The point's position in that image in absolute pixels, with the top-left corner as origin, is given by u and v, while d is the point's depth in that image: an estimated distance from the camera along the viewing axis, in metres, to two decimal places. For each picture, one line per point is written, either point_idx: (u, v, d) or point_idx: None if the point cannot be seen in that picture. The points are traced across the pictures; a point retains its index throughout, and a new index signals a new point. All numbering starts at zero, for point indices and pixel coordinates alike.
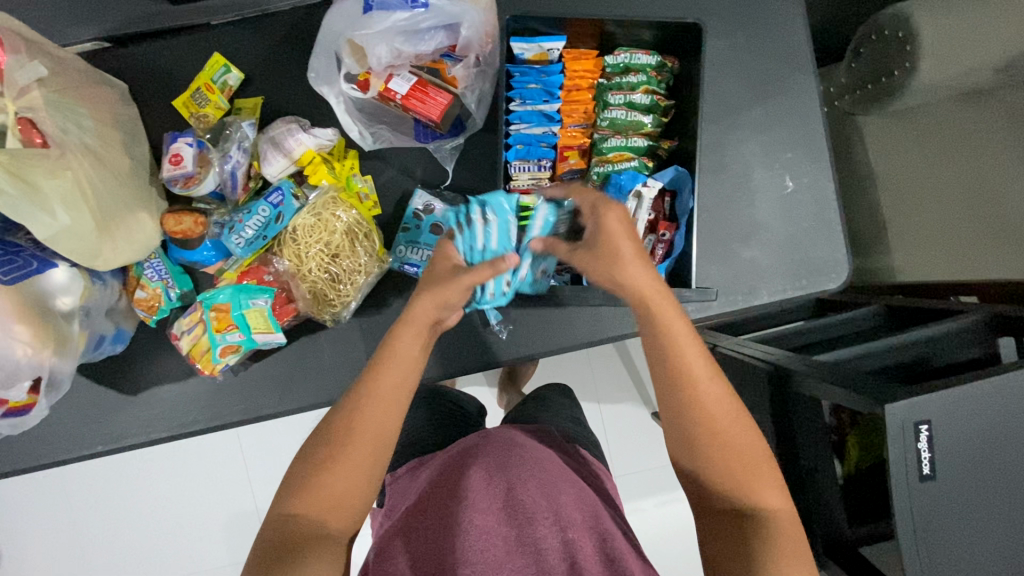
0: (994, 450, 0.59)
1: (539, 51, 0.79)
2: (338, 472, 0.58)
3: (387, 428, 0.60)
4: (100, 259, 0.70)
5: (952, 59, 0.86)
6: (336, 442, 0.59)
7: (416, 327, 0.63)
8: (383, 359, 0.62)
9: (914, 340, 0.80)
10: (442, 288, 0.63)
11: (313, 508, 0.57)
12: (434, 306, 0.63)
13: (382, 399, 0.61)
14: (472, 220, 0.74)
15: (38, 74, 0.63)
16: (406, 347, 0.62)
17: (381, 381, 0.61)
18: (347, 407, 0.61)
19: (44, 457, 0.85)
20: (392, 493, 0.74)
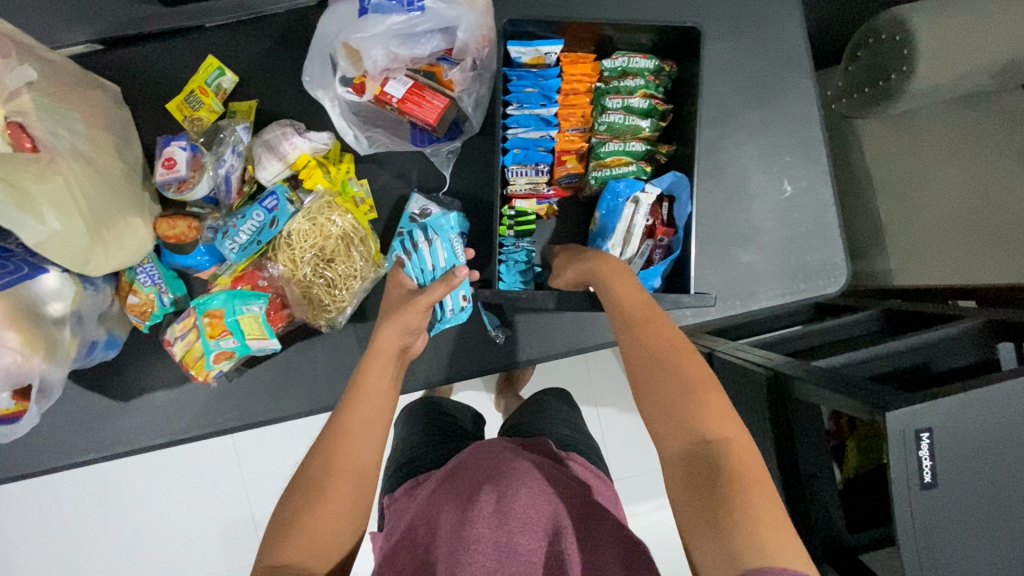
0: (995, 457, 0.59)
1: (537, 55, 0.78)
2: (323, 509, 0.56)
3: (365, 460, 0.60)
4: (90, 266, 0.69)
5: (949, 64, 0.86)
6: (315, 486, 0.57)
7: (383, 357, 0.66)
8: (354, 390, 0.64)
9: (915, 345, 0.80)
10: (402, 316, 0.68)
11: (299, 552, 0.54)
12: (397, 333, 0.68)
13: (356, 431, 0.61)
14: (418, 245, 0.78)
15: (27, 77, 0.62)
16: (375, 380, 0.64)
17: (355, 413, 0.62)
18: (325, 444, 0.60)
19: (35, 465, 0.84)
20: (389, 514, 0.72)
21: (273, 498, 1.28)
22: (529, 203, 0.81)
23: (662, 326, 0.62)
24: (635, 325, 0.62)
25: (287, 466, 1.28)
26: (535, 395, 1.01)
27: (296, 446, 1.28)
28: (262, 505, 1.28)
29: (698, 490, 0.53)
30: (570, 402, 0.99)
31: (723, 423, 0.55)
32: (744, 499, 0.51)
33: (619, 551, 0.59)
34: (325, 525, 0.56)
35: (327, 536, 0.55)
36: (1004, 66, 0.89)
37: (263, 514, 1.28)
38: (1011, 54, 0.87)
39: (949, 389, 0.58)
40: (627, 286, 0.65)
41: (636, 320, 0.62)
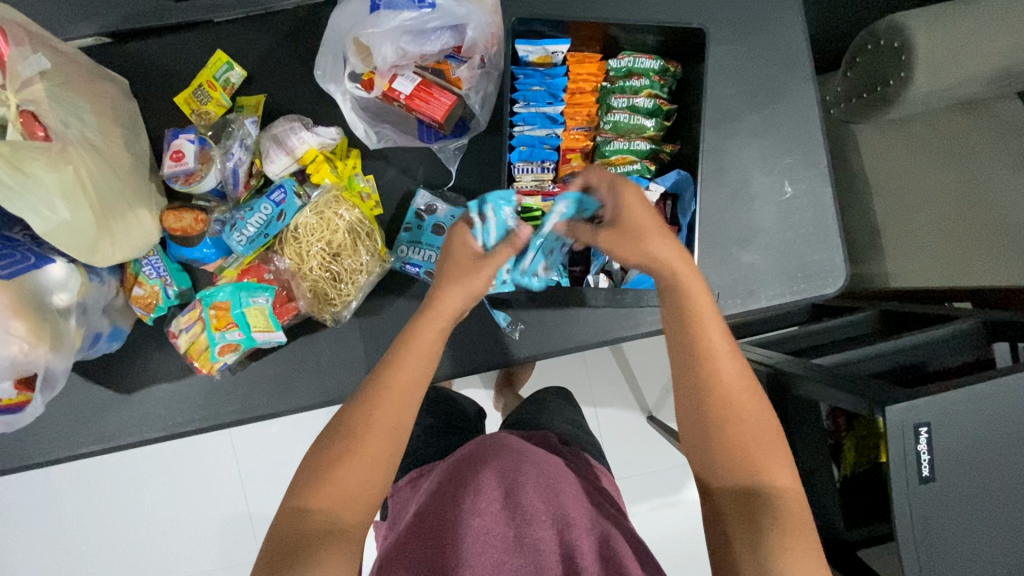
0: (990, 453, 0.60)
1: (543, 54, 0.80)
2: (354, 462, 0.57)
3: (402, 421, 0.59)
4: (97, 255, 0.70)
5: (946, 70, 0.87)
6: (354, 437, 0.57)
7: (443, 321, 0.63)
8: (403, 350, 0.61)
9: (912, 344, 0.81)
10: (469, 280, 0.64)
11: (329, 501, 0.55)
12: (462, 298, 0.63)
13: (402, 389, 0.60)
14: (482, 217, 0.69)
15: (41, 67, 0.63)
16: (425, 339, 0.61)
17: (401, 372, 0.60)
18: (365, 399, 0.59)
19: (36, 456, 0.84)
20: (393, 505, 0.73)
21: (271, 494, 1.28)
22: (535, 199, 0.80)
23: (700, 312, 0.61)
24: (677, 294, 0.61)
25: (285, 463, 1.28)
26: (535, 393, 1.01)
27: (295, 443, 1.28)
28: (260, 502, 1.28)
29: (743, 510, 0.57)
30: (571, 400, 1.00)
31: (763, 437, 0.59)
32: (787, 519, 0.55)
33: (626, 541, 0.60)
34: (357, 478, 0.56)
35: (332, 526, 0.54)
36: (999, 73, 0.91)
37: (260, 511, 1.28)
38: (1007, 61, 0.89)
39: (946, 386, 0.59)
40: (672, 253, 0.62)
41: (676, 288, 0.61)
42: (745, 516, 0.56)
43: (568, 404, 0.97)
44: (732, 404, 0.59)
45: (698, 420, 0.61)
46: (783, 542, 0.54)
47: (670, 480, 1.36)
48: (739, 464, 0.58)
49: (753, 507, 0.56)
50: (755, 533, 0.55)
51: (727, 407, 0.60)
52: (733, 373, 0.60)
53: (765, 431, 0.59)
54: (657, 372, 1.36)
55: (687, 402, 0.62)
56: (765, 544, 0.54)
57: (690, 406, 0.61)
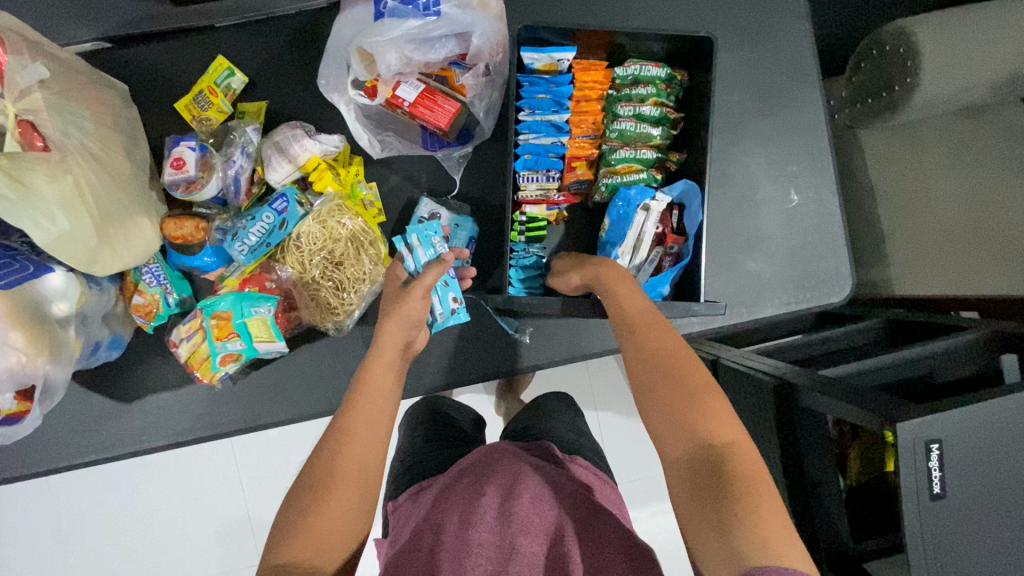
0: (1002, 469, 0.60)
1: (549, 61, 0.78)
2: (327, 510, 0.55)
3: (369, 462, 0.59)
4: (96, 266, 0.69)
5: (953, 76, 0.87)
6: (320, 487, 0.56)
7: (389, 355, 0.65)
8: (358, 394, 0.63)
9: (920, 355, 0.80)
10: (402, 307, 0.67)
11: (306, 552, 0.53)
12: (400, 328, 0.67)
13: (359, 431, 0.60)
14: (410, 249, 0.74)
15: (39, 76, 0.61)
16: (379, 377, 0.64)
17: (359, 414, 0.61)
18: (329, 444, 0.59)
19: (35, 466, 0.83)
20: (394, 521, 0.71)
21: (272, 500, 1.27)
22: (539, 209, 0.81)
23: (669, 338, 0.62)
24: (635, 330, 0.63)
25: (286, 468, 1.27)
26: (538, 399, 1.01)
27: (296, 449, 1.27)
28: (260, 508, 1.27)
29: (702, 494, 0.52)
30: (573, 407, 0.99)
31: (731, 429, 0.56)
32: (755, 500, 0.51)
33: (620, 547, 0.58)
34: (334, 522, 0.55)
35: (326, 543, 0.54)
36: (1006, 79, 0.90)
37: (261, 516, 1.27)
38: (1014, 68, 0.88)
39: (956, 402, 0.58)
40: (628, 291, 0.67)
41: (636, 324, 0.64)
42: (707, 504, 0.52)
43: (573, 413, 0.96)
44: (698, 403, 0.57)
45: (665, 421, 0.58)
46: (746, 531, 0.49)
47: None
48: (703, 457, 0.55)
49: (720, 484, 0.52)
50: (718, 521, 0.50)
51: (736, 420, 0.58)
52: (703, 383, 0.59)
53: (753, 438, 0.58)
54: None
55: (651, 405, 0.59)
56: (729, 532, 0.49)
57: (659, 413, 0.58)
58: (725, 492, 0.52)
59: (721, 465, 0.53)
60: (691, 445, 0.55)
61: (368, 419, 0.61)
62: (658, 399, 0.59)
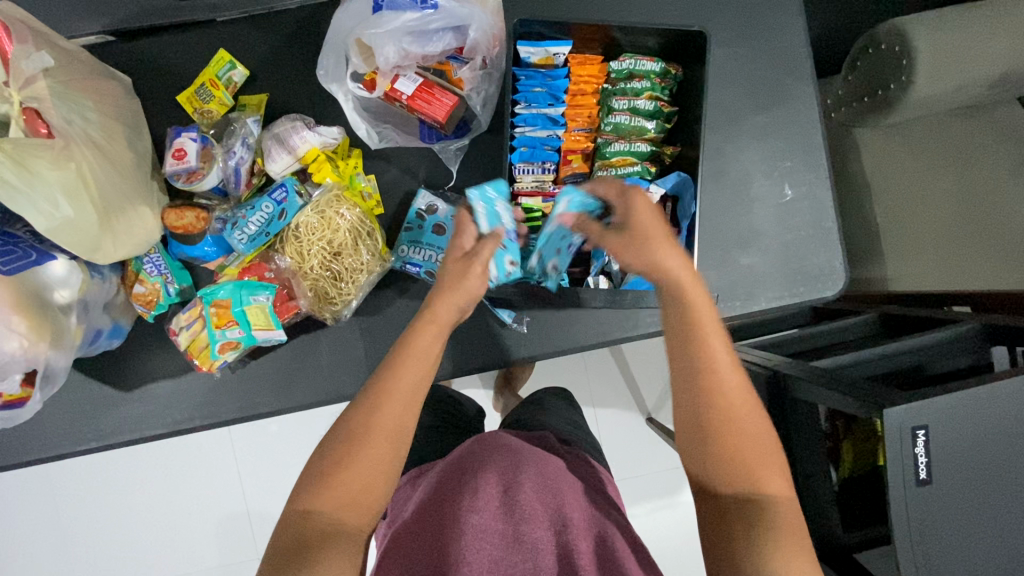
0: (989, 457, 0.60)
1: (546, 55, 0.80)
2: (354, 466, 0.56)
3: (405, 425, 0.58)
4: (99, 254, 0.71)
5: (947, 74, 0.88)
6: (353, 440, 0.56)
7: (440, 323, 0.63)
8: (403, 353, 0.60)
9: (908, 347, 0.81)
10: (465, 283, 0.65)
11: (329, 504, 0.55)
12: (458, 304, 0.64)
13: (401, 392, 0.58)
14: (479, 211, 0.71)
15: (44, 64, 0.62)
16: (427, 346, 0.61)
17: (401, 378, 0.59)
18: (368, 401, 0.58)
19: (37, 452, 0.84)
20: (393, 503, 0.73)
21: (271, 494, 1.28)
22: (535, 200, 0.82)
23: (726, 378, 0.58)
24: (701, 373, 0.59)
25: (285, 462, 1.28)
26: (535, 394, 1.01)
27: (294, 443, 1.28)
28: (259, 501, 1.28)
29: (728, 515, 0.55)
30: (569, 401, 1.00)
31: (750, 438, 0.57)
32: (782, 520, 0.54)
33: (624, 540, 0.60)
34: (357, 483, 0.56)
35: (351, 500, 0.55)
36: (1000, 78, 0.91)
37: (259, 510, 1.28)
38: (1008, 66, 0.89)
39: (944, 388, 0.59)
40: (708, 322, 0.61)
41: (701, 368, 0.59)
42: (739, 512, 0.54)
43: (568, 406, 0.97)
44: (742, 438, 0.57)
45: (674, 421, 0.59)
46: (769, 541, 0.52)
47: (668, 482, 1.36)
48: (736, 462, 0.56)
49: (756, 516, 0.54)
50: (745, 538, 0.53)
51: (731, 416, 0.58)
52: (734, 388, 0.58)
53: (761, 441, 0.58)
54: (656, 375, 1.36)
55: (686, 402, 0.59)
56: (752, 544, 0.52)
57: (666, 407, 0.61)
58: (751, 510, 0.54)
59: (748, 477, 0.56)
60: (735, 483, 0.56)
61: (410, 383, 0.59)
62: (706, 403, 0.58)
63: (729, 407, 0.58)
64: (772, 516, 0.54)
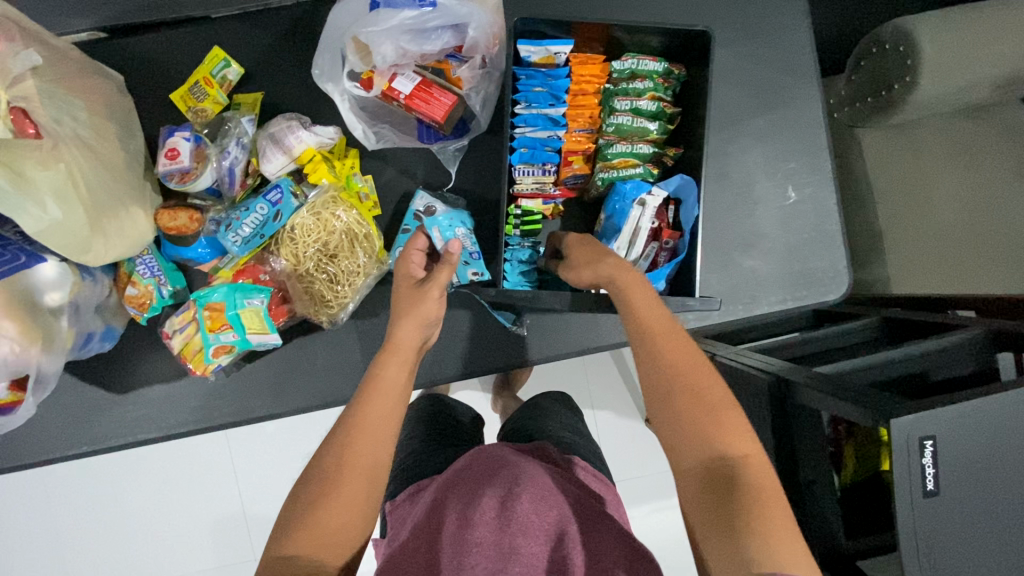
0: (997, 467, 0.59)
1: (546, 54, 0.78)
2: (336, 502, 0.55)
3: (379, 457, 0.58)
4: (89, 255, 0.69)
5: (952, 75, 0.86)
6: (328, 480, 0.56)
7: (406, 351, 0.64)
8: (370, 388, 0.61)
9: (915, 353, 0.80)
10: (419, 307, 0.65)
11: (310, 545, 0.53)
12: (418, 329, 0.65)
13: (370, 427, 0.59)
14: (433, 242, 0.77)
15: (31, 63, 0.60)
16: (392, 376, 0.62)
17: (369, 410, 0.60)
18: (338, 441, 0.58)
19: (28, 457, 0.83)
20: (392, 521, 0.71)
21: (267, 496, 1.27)
22: (535, 202, 0.81)
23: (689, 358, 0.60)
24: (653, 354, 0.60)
25: (282, 464, 1.27)
26: (534, 398, 1.00)
27: (291, 444, 1.26)
28: (256, 503, 1.27)
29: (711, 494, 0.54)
30: (569, 405, 0.99)
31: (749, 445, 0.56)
32: None
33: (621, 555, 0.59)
34: (339, 517, 0.55)
35: (332, 537, 0.54)
36: (1006, 79, 0.90)
37: (255, 512, 1.27)
38: (1014, 66, 0.88)
39: (951, 398, 0.58)
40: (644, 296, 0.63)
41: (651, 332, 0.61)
42: (711, 504, 0.53)
43: (568, 410, 0.96)
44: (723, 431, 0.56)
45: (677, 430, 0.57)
46: (756, 533, 0.50)
47: (668, 484, 1.35)
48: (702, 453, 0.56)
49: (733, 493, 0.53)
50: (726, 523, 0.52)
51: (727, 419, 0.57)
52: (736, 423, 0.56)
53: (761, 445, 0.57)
54: None
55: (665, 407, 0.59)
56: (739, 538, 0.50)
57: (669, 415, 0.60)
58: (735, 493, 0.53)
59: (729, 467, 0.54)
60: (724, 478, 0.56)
61: (378, 415, 0.60)
62: (671, 410, 0.58)
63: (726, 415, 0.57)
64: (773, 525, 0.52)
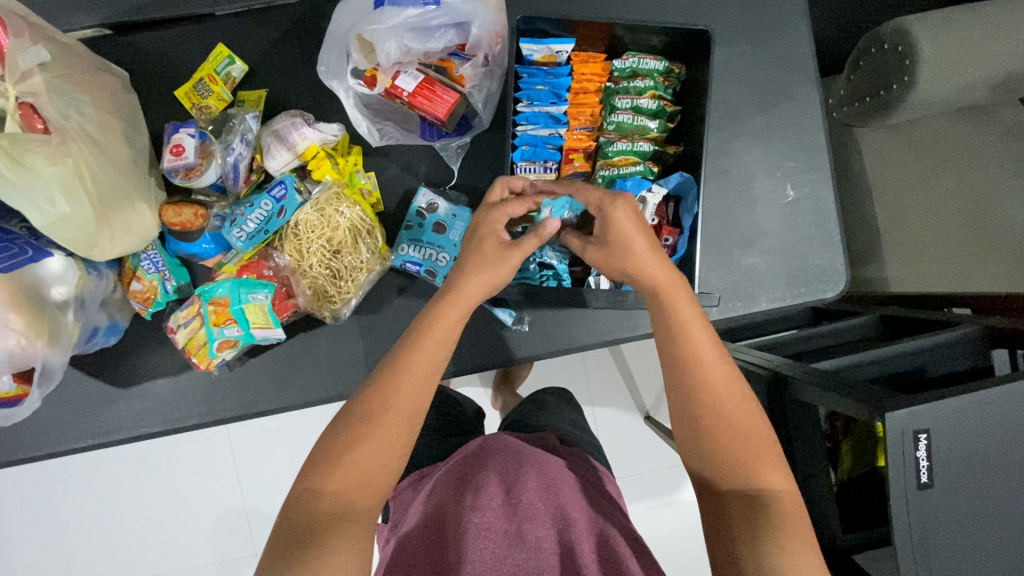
0: (991, 460, 0.60)
1: (548, 53, 0.79)
2: (369, 442, 0.56)
3: (420, 403, 0.58)
4: (96, 250, 0.69)
5: (951, 73, 0.87)
6: (368, 420, 0.56)
7: (462, 305, 0.61)
8: (423, 334, 0.59)
9: (912, 350, 0.80)
10: (488, 269, 0.61)
11: (327, 507, 0.54)
12: (484, 287, 0.61)
13: (416, 372, 0.58)
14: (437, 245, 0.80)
15: (40, 58, 0.62)
16: (447, 325, 0.60)
17: (416, 359, 0.59)
18: (379, 386, 0.58)
19: (33, 449, 0.83)
20: (395, 507, 0.72)
21: (269, 491, 1.28)
22: None
23: (701, 342, 0.60)
24: (670, 330, 0.60)
25: (285, 459, 1.28)
26: (535, 393, 1.01)
27: (293, 440, 1.27)
28: (257, 498, 1.28)
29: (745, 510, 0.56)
30: (570, 400, 0.99)
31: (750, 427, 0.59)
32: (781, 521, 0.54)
33: (625, 540, 0.59)
34: (373, 463, 0.56)
35: (364, 476, 0.55)
36: (1003, 78, 0.90)
37: (257, 507, 1.28)
38: (1012, 65, 0.89)
39: (945, 393, 0.59)
40: (676, 291, 0.60)
41: (671, 324, 0.60)
42: (745, 521, 0.55)
43: (569, 407, 0.97)
44: (726, 398, 0.59)
45: None
46: (779, 545, 0.53)
47: (667, 481, 1.36)
48: (732, 464, 0.58)
49: (753, 509, 0.56)
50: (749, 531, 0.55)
51: (716, 411, 0.59)
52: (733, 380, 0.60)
53: (755, 438, 0.59)
54: (656, 374, 1.36)
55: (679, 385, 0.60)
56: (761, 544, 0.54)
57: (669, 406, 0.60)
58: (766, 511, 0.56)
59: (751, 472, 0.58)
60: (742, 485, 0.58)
61: (424, 363, 0.59)
62: (707, 402, 0.59)
63: (715, 401, 0.59)
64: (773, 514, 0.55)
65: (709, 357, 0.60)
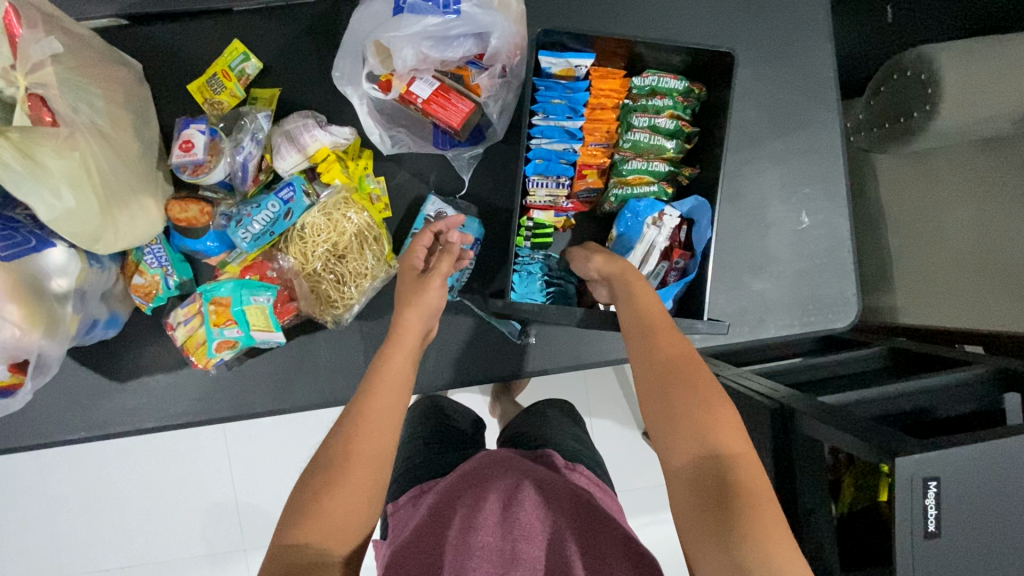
0: (1000, 511, 0.59)
1: (566, 67, 0.77)
2: (342, 476, 0.54)
3: (384, 445, 0.57)
4: (99, 244, 0.68)
5: (972, 105, 0.86)
6: (336, 467, 0.55)
7: (410, 337, 0.65)
8: (375, 376, 0.61)
9: (920, 389, 0.79)
10: (422, 297, 0.67)
11: (319, 521, 0.52)
12: (422, 317, 0.67)
13: (373, 419, 0.58)
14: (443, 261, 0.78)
15: (53, 50, 0.60)
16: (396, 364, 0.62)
17: (374, 400, 0.59)
18: (343, 430, 0.57)
19: (25, 439, 0.82)
20: (393, 523, 0.70)
21: (260, 486, 1.27)
22: (547, 215, 0.81)
23: (675, 346, 0.60)
24: (648, 330, 0.61)
25: (279, 456, 1.27)
26: (534, 406, 1.00)
27: (287, 437, 1.27)
28: (248, 492, 1.27)
29: (704, 502, 0.51)
30: (569, 414, 0.98)
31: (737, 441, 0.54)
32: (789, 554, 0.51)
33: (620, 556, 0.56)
34: (351, 494, 0.54)
35: (336, 527, 0.53)
36: None
37: (247, 501, 1.27)
38: None
39: (959, 440, 0.58)
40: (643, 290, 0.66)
41: (648, 323, 0.62)
42: (711, 517, 0.50)
43: (572, 422, 0.95)
44: (711, 412, 0.54)
45: (668, 429, 0.55)
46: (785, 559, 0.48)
47: (662, 498, 1.35)
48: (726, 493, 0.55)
49: (720, 492, 0.51)
50: (720, 534, 0.49)
51: (710, 411, 0.54)
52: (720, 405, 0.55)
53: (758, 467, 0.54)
54: None
55: (653, 415, 0.57)
56: (734, 544, 0.48)
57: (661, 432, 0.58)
58: (732, 499, 0.50)
59: (724, 473, 0.52)
60: (696, 455, 0.53)
61: (380, 406, 0.59)
62: (667, 404, 0.56)
63: (707, 403, 0.55)
64: (749, 506, 0.50)
65: (681, 364, 0.58)
